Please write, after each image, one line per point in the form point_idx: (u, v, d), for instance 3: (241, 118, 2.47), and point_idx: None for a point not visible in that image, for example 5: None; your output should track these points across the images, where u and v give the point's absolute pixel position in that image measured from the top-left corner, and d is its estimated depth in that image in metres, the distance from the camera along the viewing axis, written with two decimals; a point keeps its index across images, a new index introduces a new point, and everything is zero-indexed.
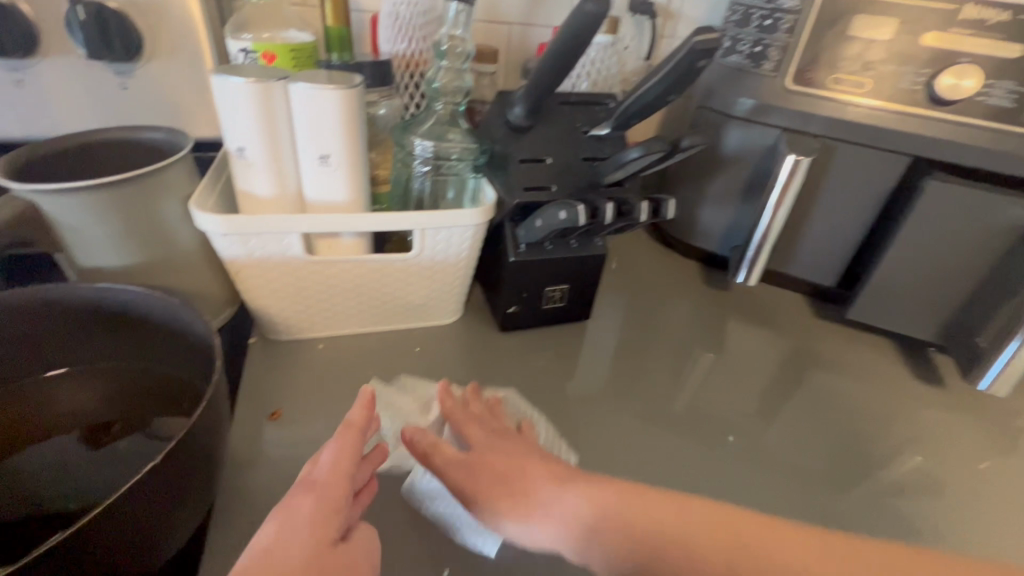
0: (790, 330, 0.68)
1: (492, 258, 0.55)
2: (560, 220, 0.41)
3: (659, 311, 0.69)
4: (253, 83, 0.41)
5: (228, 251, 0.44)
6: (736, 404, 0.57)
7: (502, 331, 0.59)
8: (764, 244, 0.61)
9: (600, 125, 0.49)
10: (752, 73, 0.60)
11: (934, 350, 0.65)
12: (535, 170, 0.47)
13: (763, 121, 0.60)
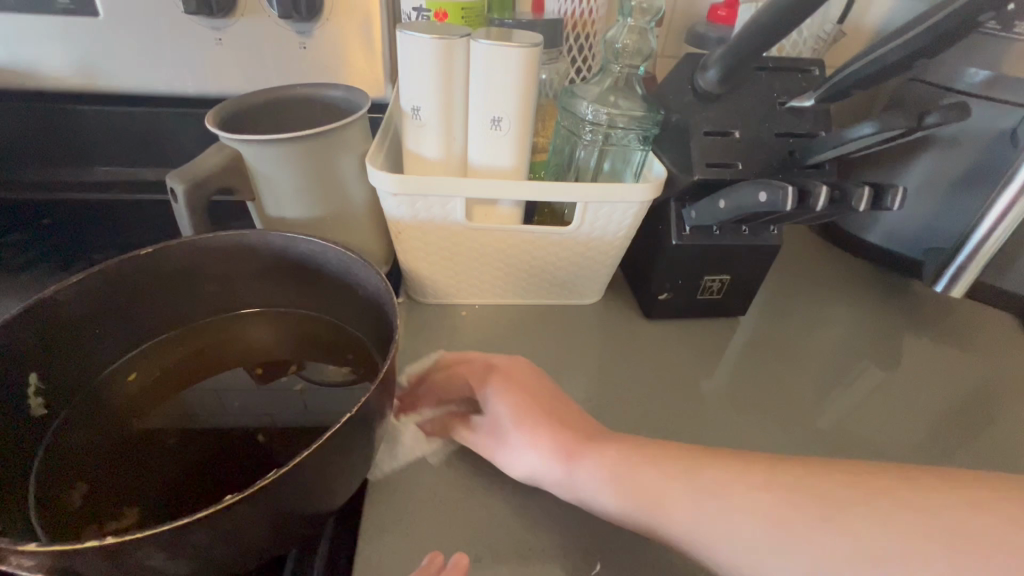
0: (992, 354, 0.57)
1: (647, 239, 0.51)
2: (758, 202, 0.36)
3: (821, 313, 0.61)
4: (436, 40, 0.40)
5: (396, 211, 0.45)
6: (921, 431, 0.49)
7: (646, 318, 0.55)
8: (983, 250, 0.50)
9: (804, 96, 0.42)
10: (994, 37, 0.49)
11: None
12: (720, 144, 0.42)
13: (1002, 97, 0.49)
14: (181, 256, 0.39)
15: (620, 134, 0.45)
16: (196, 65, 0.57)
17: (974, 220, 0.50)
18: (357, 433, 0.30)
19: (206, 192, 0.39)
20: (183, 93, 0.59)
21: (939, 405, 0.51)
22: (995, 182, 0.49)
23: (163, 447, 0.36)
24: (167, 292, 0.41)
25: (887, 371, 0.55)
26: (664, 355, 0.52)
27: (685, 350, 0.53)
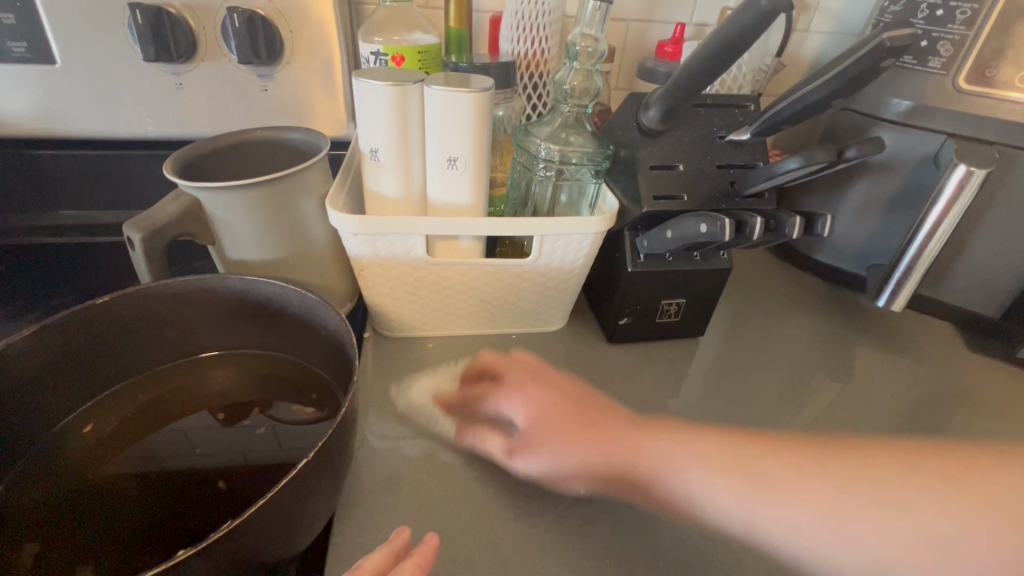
0: (935, 362, 0.60)
1: (605, 266, 0.53)
2: (700, 233, 0.39)
3: (780, 330, 0.63)
4: (390, 87, 0.41)
5: (358, 249, 0.46)
6: None
7: (610, 342, 0.56)
8: (916, 268, 0.53)
9: (740, 129, 0.45)
10: (914, 71, 0.53)
11: None
12: (666, 178, 0.44)
13: (925, 126, 0.53)
14: (139, 304, 0.39)
15: (573, 169, 0.47)
16: (157, 109, 0.58)
17: (906, 240, 0.54)
18: (317, 476, 0.30)
19: (165, 238, 0.40)
20: (144, 136, 0.60)
21: (887, 414, 0.54)
22: (923, 203, 0.53)
23: (122, 498, 0.35)
24: (125, 340, 0.40)
25: (845, 385, 0.57)
26: (627, 379, 0.53)
27: (648, 373, 0.54)
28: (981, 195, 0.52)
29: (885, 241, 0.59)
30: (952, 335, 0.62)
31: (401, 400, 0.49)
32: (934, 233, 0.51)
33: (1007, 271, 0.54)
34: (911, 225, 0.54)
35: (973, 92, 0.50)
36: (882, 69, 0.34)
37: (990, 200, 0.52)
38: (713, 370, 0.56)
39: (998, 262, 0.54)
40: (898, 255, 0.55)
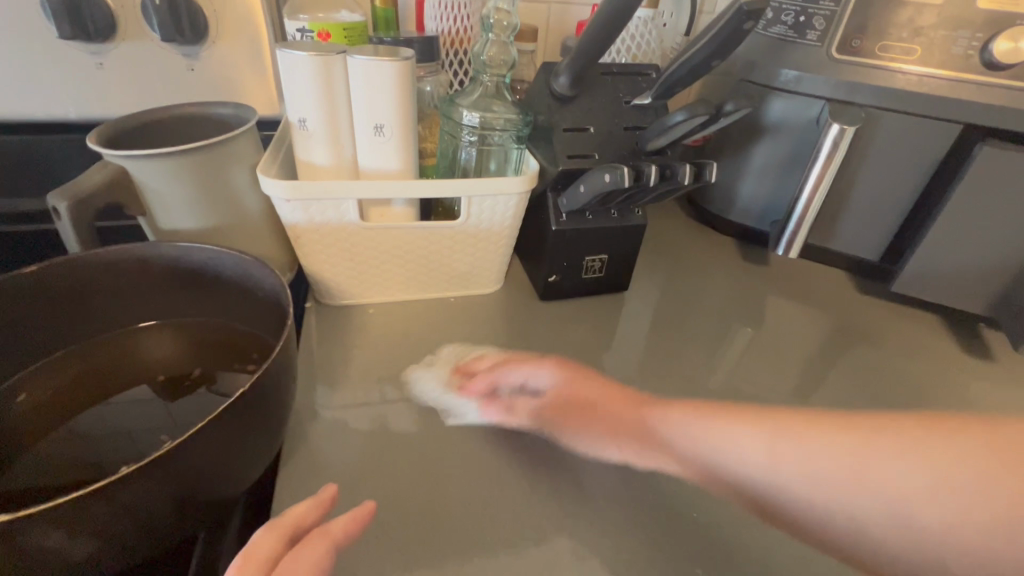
0: (831, 305, 0.67)
1: (533, 229, 0.57)
2: (605, 183, 0.43)
3: (699, 286, 0.69)
4: (314, 57, 0.43)
5: (292, 216, 0.47)
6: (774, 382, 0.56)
7: (543, 301, 0.61)
8: (806, 218, 0.60)
9: (643, 95, 0.50)
10: (796, 43, 0.60)
11: (981, 325, 0.63)
12: (578, 139, 0.49)
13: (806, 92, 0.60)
14: (69, 273, 0.40)
15: (496, 134, 0.51)
16: (77, 90, 0.57)
17: (796, 193, 0.61)
18: (256, 413, 0.32)
19: (90, 208, 0.40)
20: (66, 119, 0.59)
21: (788, 353, 0.61)
22: (809, 160, 0.60)
23: (62, 459, 0.36)
24: (56, 311, 0.41)
25: (753, 329, 0.64)
26: (558, 333, 0.58)
27: (578, 327, 0.59)
28: (855, 152, 0.60)
29: (781, 197, 0.67)
30: (845, 281, 0.70)
31: (344, 363, 0.52)
32: (818, 185, 0.58)
33: (880, 219, 0.62)
34: (800, 181, 0.61)
35: (844, 60, 0.57)
36: (746, 30, 0.39)
37: (862, 157, 0.60)
38: (638, 323, 0.62)
39: (871, 209, 0.62)
40: (791, 208, 0.62)
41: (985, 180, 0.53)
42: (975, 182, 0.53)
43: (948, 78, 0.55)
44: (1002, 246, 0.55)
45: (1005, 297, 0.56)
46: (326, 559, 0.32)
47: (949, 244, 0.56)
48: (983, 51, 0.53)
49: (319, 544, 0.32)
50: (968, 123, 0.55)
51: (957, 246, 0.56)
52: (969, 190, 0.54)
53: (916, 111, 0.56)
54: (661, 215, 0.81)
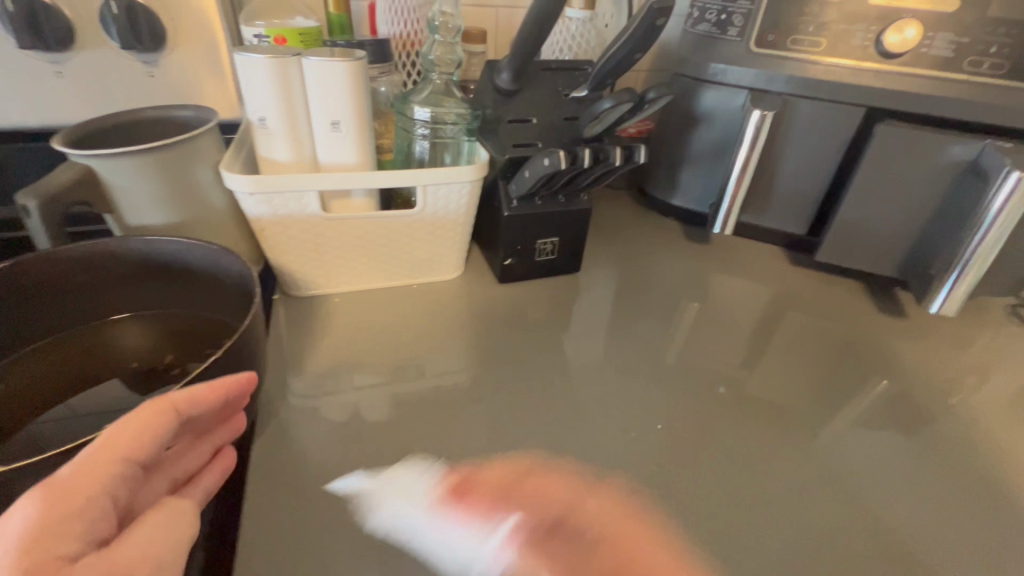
0: (767, 278, 0.73)
1: (488, 216, 0.61)
2: (545, 167, 0.48)
3: (648, 266, 0.74)
4: (271, 59, 0.47)
5: (256, 209, 0.50)
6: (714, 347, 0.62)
7: (501, 284, 0.65)
8: (737, 196, 0.66)
9: (579, 88, 0.54)
10: (720, 40, 0.66)
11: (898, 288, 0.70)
12: (522, 129, 0.53)
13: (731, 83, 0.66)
14: (39, 269, 0.42)
15: (448, 128, 0.55)
16: (36, 99, 0.58)
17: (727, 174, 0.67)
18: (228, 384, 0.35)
19: (59, 207, 0.42)
20: (27, 128, 0.60)
21: (728, 323, 0.66)
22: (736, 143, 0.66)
23: (40, 442, 0.38)
24: (27, 306, 0.43)
25: (697, 303, 0.69)
26: (516, 315, 0.62)
27: (535, 308, 0.63)
28: (777, 136, 0.66)
29: (716, 180, 0.73)
30: (778, 256, 0.76)
31: (313, 349, 0.55)
32: (746, 167, 0.64)
33: (802, 196, 0.68)
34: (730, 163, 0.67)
35: (762, 53, 0.63)
36: (660, 26, 0.44)
37: (783, 141, 0.66)
38: (591, 303, 0.66)
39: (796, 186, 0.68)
40: (724, 188, 0.67)
41: (886, 156, 0.59)
42: (877, 158, 0.59)
43: (850, 66, 0.61)
44: (906, 215, 0.61)
45: (911, 260, 0.63)
46: (165, 416, 0.31)
47: (861, 215, 0.63)
48: (878, 43, 0.59)
49: (146, 404, 0.31)
50: (869, 106, 0.62)
51: (869, 217, 0.63)
52: (873, 166, 0.60)
53: (826, 97, 0.62)
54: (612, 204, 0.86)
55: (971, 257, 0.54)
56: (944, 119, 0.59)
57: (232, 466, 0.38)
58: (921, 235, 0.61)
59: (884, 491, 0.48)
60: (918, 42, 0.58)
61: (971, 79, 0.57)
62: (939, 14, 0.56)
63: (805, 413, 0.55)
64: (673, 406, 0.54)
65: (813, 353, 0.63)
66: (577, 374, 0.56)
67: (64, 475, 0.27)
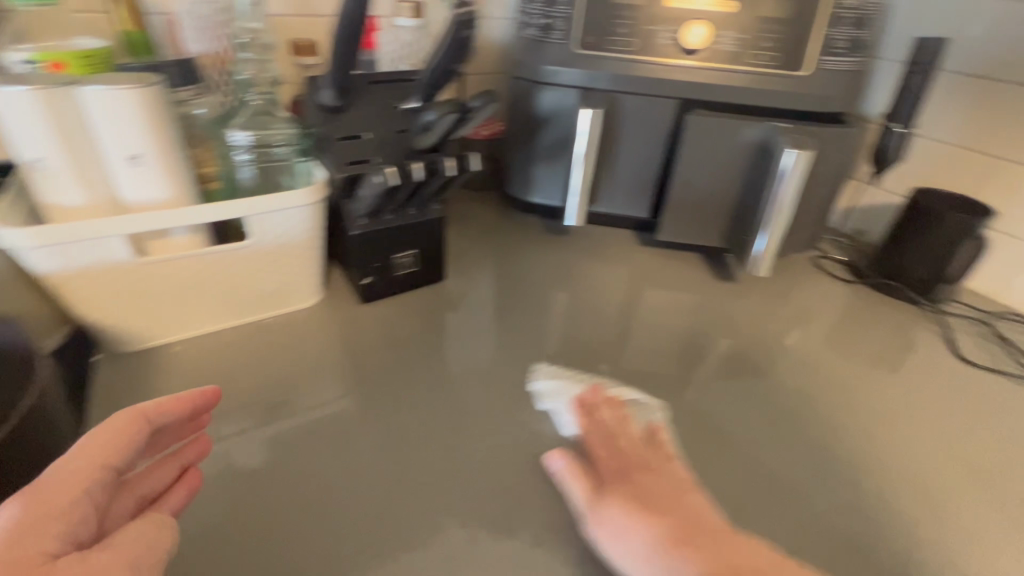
0: (623, 261, 0.79)
1: (339, 236, 0.59)
2: (376, 184, 0.48)
3: (515, 264, 0.77)
4: (34, 91, 0.40)
5: (47, 262, 0.44)
6: (580, 335, 0.66)
7: (364, 303, 0.63)
8: (582, 189, 0.70)
9: (410, 99, 0.54)
10: (548, 43, 0.70)
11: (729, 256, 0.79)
12: (354, 145, 0.52)
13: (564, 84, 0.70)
14: None
15: (277, 151, 0.52)
16: None
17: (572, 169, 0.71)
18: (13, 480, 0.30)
19: None
20: None
21: (592, 308, 0.70)
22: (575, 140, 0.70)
23: None
24: None
25: (563, 293, 0.73)
26: (383, 331, 0.60)
27: (402, 323, 0.62)
28: (610, 130, 0.72)
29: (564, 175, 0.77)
30: (631, 239, 0.82)
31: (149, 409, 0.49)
32: (586, 160, 0.69)
33: (641, 182, 0.75)
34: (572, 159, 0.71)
35: (585, 54, 0.68)
36: (469, 38, 0.46)
37: (616, 134, 0.72)
38: (460, 308, 0.66)
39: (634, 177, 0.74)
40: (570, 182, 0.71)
41: (698, 142, 0.67)
42: (691, 144, 0.67)
43: (661, 63, 0.67)
44: (722, 192, 0.69)
45: (735, 232, 0.71)
46: (137, 432, 0.35)
47: (687, 195, 0.70)
48: (679, 42, 0.66)
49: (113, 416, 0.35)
50: (681, 98, 0.69)
51: (694, 196, 0.70)
52: (688, 151, 0.68)
53: (645, 92, 0.69)
54: (478, 205, 0.88)
55: (771, 226, 0.63)
56: (741, 105, 0.68)
57: (196, 484, 0.40)
58: (738, 209, 0.70)
59: (727, 435, 0.54)
60: (711, 36, 0.65)
61: (755, 69, 0.66)
62: (722, 15, 0.64)
63: (660, 380, 0.60)
64: (544, 397, 0.56)
65: (664, 323, 0.69)
66: (449, 382, 0.56)
67: (37, 489, 0.31)
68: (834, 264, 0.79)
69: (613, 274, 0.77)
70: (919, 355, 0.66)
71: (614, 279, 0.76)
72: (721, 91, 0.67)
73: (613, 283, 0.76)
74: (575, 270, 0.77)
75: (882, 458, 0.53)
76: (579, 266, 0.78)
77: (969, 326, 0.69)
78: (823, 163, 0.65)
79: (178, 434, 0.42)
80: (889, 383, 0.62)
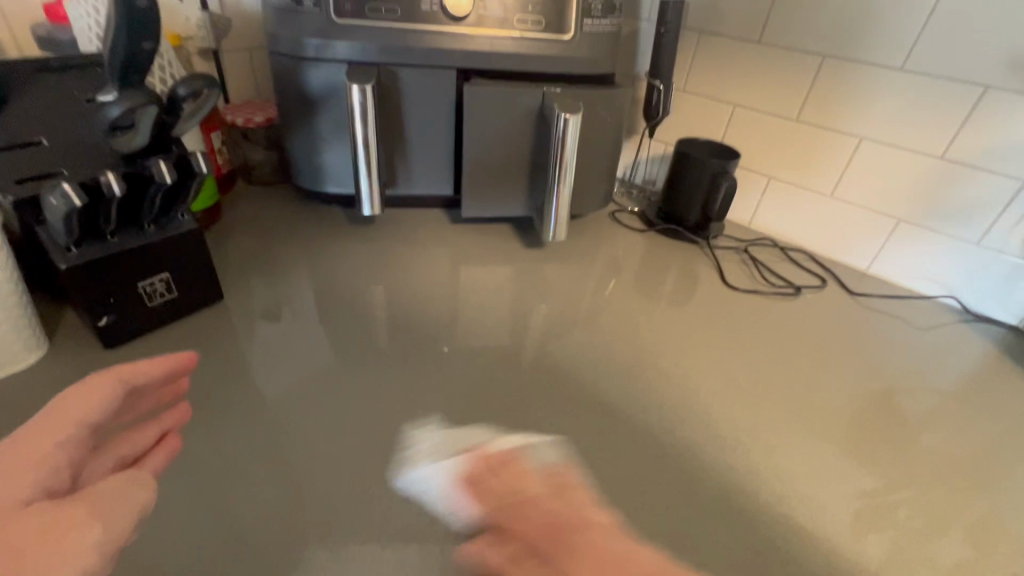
0: (438, 243, 0.76)
1: (47, 272, 0.46)
2: (56, 208, 0.37)
3: (318, 265, 0.69)
4: None
5: None
6: (399, 330, 0.61)
7: (113, 350, 0.50)
8: (371, 173, 0.65)
9: (105, 89, 0.44)
10: (301, 11, 0.62)
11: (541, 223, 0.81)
12: (25, 156, 0.40)
13: (329, 58, 0.62)
14: None
15: None
16: None
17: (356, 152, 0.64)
18: None
19: None
20: None
21: (410, 298, 0.66)
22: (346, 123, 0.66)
23: None
24: None
25: (377, 288, 0.67)
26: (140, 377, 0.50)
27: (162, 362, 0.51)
28: (392, 106, 0.67)
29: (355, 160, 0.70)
30: (444, 218, 0.79)
31: None
32: (370, 143, 0.63)
33: (437, 159, 0.71)
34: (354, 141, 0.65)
35: (346, 24, 0.61)
36: (148, 9, 0.38)
37: (399, 110, 0.67)
38: (246, 328, 0.57)
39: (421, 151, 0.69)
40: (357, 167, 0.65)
41: (481, 113, 0.65)
42: (474, 115, 0.65)
43: (431, 31, 0.63)
44: (515, 161, 0.69)
45: (534, 199, 0.72)
46: (112, 392, 0.34)
47: (482, 168, 0.69)
48: (444, 7, 0.63)
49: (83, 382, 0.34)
50: (459, 67, 0.66)
51: (489, 169, 0.69)
52: (473, 123, 0.66)
53: (419, 62, 0.64)
54: (267, 203, 0.77)
55: (558, 192, 0.64)
56: (519, 72, 0.67)
57: (176, 447, 0.39)
58: (533, 176, 0.70)
59: (543, 403, 0.55)
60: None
61: (525, 34, 0.65)
62: None
63: (477, 359, 0.59)
64: (354, 411, 0.51)
65: (480, 299, 0.68)
66: (235, 420, 0.48)
67: (18, 439, 0.31)
68: (629, 216, 0.86)
69: (429, 258, 0.73)
70: (700, 289, 0.74)
71: (431, 264, 0.72)
72: (497, 58, 0.65)
73: (431, 268, 0.72)
74: (389, 262, 0.71)
75: (675, 392, 0.58)
76: (392, 256, 0.72)
77: (735, 256, 0.80)
78: (598, 124, 0.68)
79: (154, 398, 0.40)
80: (679, 319, 0.68)
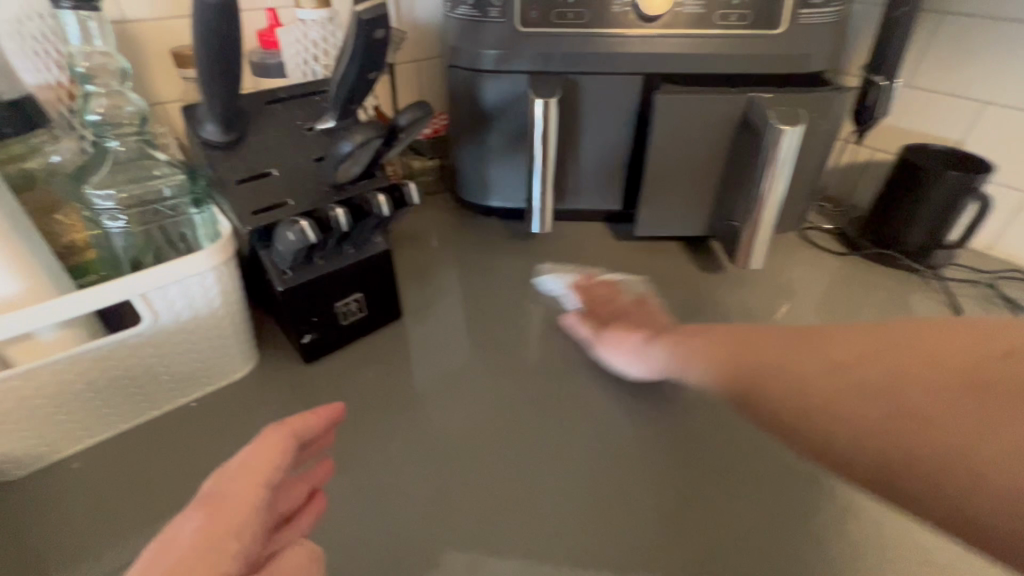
0: (603, 256, 0.70)
1: (265, 290, 0.49)
2: (293, 241, 0.39)
3: (484, 277, 0.67)
4: None
5: None
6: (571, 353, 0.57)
7: (310, 361, 0.52)
8: (546, 190, 0.62)
9: (324, 118, 0.45)
10: (485, 22, 0.59)
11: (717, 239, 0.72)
12: (261, 186, 0.41)
13: (510, 69, 0.60)
14: None
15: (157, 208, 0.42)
16: None
17: (531, 166, 0.61)
18: None
19: None
20: None
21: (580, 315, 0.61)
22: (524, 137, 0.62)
23: None
24: None
25: (544, 305, 0.63)
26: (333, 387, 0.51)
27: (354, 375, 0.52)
28: (569, 116, 0.62)
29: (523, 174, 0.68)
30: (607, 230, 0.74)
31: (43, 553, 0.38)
32: (550, 161, 0.60)
33: (610, 171, 0.66)
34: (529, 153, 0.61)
35: (530, 33, 0.58)
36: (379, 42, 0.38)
37: (576, 120, 0.63)
38: (424, 344, 0.57)
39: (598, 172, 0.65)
40: (531, 182, 0.62)
41: (672, 122, 0.58)
42: (665, 127, 0.58)
43: (619, 34, 0.58)
44: (704, 175, 0.62)
45: (719, 216, 0.64)
46: (286, 444, 0.35)
47: (664, 182, 0.62)
48: (635, 8, 0.57)
49: (265, 433, 0.35)
50: (646, 73, 0.59)
51: (671, 184, 0.62)
52: (662, 134, 0.59)
53: (603, 69, 0.59)
54: (430, 211, 0.77)
55: (760, 217, 0.56)
56: (713, 74, 0.59)
57: (322, 509, 0.38)
58: (720, 192, 0.62)
59: (749, 459, 0.47)
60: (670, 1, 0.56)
61: (727, 31, 0.57)
62: None
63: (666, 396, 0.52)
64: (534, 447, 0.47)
65: (658, 323, 0.61)
66: (423, 443, 0.47)
67: (211, 496, 0.31)
68: (822, 234, 0.73)
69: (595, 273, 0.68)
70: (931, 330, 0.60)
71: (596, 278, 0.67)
72: (691, 60, 0.58)
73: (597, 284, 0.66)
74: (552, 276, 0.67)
75: None
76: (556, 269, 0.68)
77: (973, 290, 0.64)
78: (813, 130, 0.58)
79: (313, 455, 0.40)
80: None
